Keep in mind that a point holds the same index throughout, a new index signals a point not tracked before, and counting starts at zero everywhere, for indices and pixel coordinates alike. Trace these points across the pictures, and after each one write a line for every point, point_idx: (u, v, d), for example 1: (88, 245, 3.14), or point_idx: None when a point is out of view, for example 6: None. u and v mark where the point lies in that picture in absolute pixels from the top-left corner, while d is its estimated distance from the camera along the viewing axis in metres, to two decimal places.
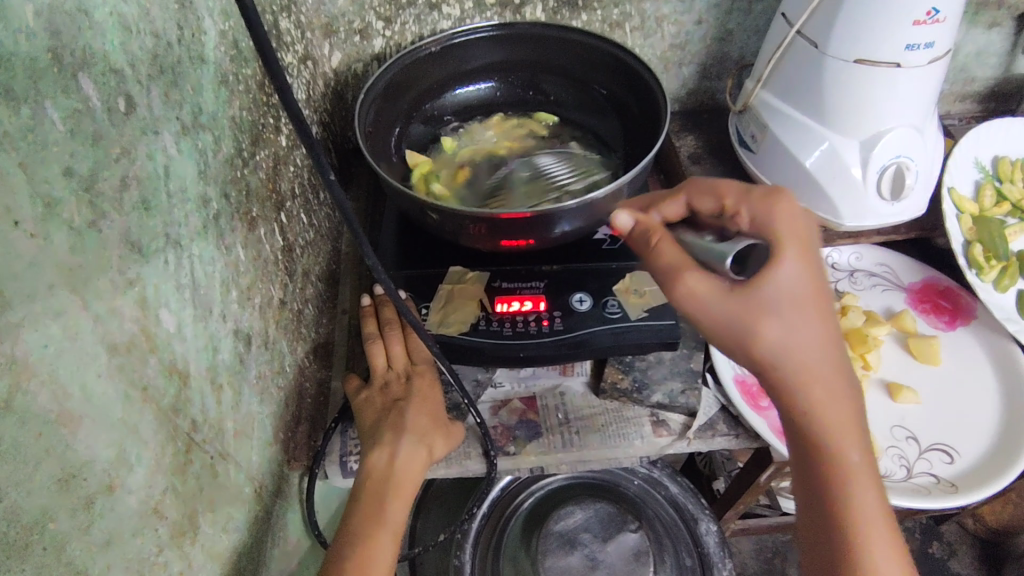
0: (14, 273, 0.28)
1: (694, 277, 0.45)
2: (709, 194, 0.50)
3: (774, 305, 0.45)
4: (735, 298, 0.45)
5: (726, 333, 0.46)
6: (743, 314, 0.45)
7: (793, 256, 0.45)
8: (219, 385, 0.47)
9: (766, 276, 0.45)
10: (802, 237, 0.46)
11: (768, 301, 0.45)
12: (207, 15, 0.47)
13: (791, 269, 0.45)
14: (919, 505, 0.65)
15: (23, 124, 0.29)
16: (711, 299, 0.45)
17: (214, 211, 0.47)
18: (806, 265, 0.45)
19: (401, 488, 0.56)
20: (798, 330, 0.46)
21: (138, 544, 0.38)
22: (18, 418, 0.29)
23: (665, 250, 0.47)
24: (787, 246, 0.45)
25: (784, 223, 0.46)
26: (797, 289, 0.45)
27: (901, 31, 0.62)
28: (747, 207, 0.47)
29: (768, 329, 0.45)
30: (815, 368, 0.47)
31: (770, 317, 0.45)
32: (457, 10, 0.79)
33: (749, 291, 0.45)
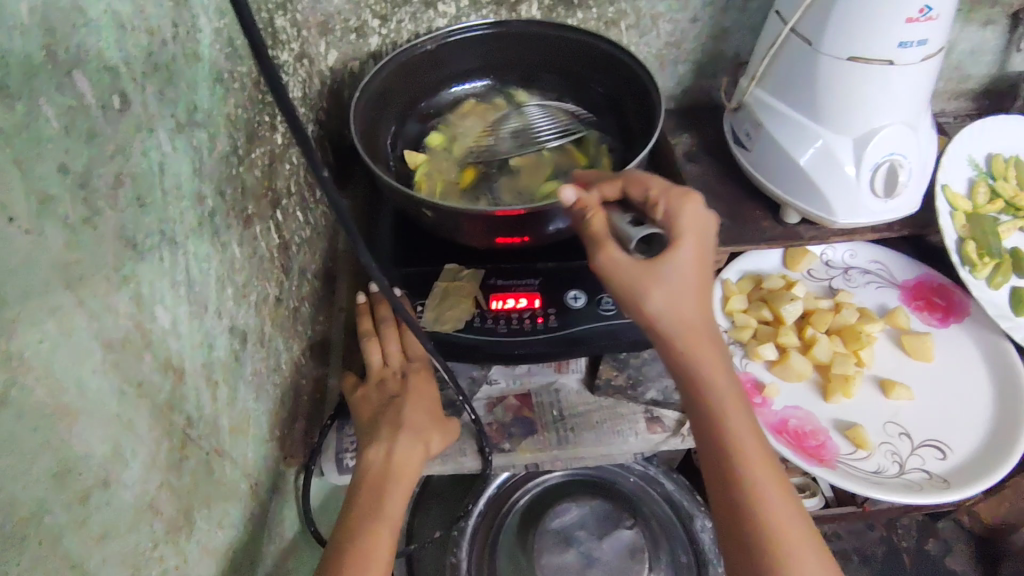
0: (10, 269, 0.29)
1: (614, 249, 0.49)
2: (638, 184, 0.52)
3: (670, 282, 0.49)
4: (639, 269, 0.48)
5: (628, 301, 0.50)
6: (642, 286, 0.48)
7: (691, 240, 0.49)
8: (215, 381, 0.48)
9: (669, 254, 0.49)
10: (704, 229, 0.50)
11: (667, 276, 0.49)
12: (202, 13, 0.47)
13: (688, 250, 0.49)
14: (910, 500, 0.66)
15: (19, 120, 0.29)
16: (623, 269, 0.49)
17: (210, 208, 0.47)
18: (700, 252, 0.49)
19: (398, 484, 0.56)
20: (691, 307, 0.49)
21: (134, 539, 0.39)
22: (13, 412, 0.29)
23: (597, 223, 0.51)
24: (689, 233, 0.49)
25: (687, 218, 0.49)
26: (689, 270, 0.49)
27: (894, 29, 0.62)
28: (666, 200, 0.50)
29: (662, 303, 0.49)
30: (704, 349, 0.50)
31: (666, 290, 0.49)
32: (453, 8, 0.79)
33: (652, 265, 0.48)
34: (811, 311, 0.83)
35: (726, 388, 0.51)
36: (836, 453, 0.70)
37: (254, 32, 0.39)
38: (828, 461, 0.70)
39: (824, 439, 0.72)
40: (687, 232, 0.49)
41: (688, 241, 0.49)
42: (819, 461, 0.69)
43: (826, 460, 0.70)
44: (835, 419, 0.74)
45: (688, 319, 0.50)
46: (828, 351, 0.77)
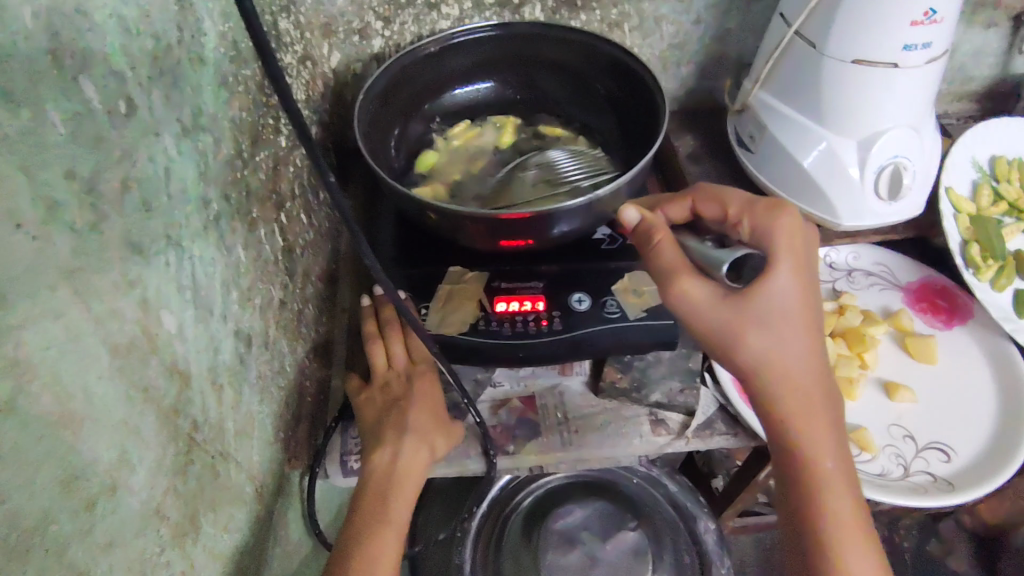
0: (15, 275, 0.29)
1: (692, 278, 0.51)
2: (713, 203, 0.56)
3: (766, 309, 0.50)
4: (730, 301, 0.50)
5: (717, 334, 0.51)
6: (734, 319, 0.50)
7: (787, 264, 0.50)
8: (220, 385, 0.48)
9: (762, 283, 0.50)
10: (798, 251, 0.51)
11: (761, 305, 0.50)
12: (207, 17, 0.47)
13: (786, 276, 0.50)
14: (915, 502, 0.66)
15: (24, 126, 0.29)
16: (704, 303, 0.51)
17: (214, 212, 0.47)
18: (799, 276, 0.51)
19: (403, 487, 0.56)
20: (783, 333, 0.51)
21: (141, 544, 0.38)
22: (19, 420, 0.29)
23: (666, 250, 0.53)
24: (783, 255, 0.51)
25: (784, 234, 0.51)
26: (786, 298, 0.50)
27: (898, 31, 0.62)
28: (750, 219, 0.53)
29: (757, 337, 0.51)
30: (798, 379, 0.53)
31: (756, 323, 0.51)
32: (456, 10, 0.79)
33: (744, 294, 0.50)
34: None
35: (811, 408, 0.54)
36: None
37: (259, 33, 0.39)
38: None
39: None
40: (781, 253, 0.51)
41: (785, 265, 0.50)
42: None
43: None
44: None
45: (779, 346, 0.52)
46: (833, 354, 0.77)
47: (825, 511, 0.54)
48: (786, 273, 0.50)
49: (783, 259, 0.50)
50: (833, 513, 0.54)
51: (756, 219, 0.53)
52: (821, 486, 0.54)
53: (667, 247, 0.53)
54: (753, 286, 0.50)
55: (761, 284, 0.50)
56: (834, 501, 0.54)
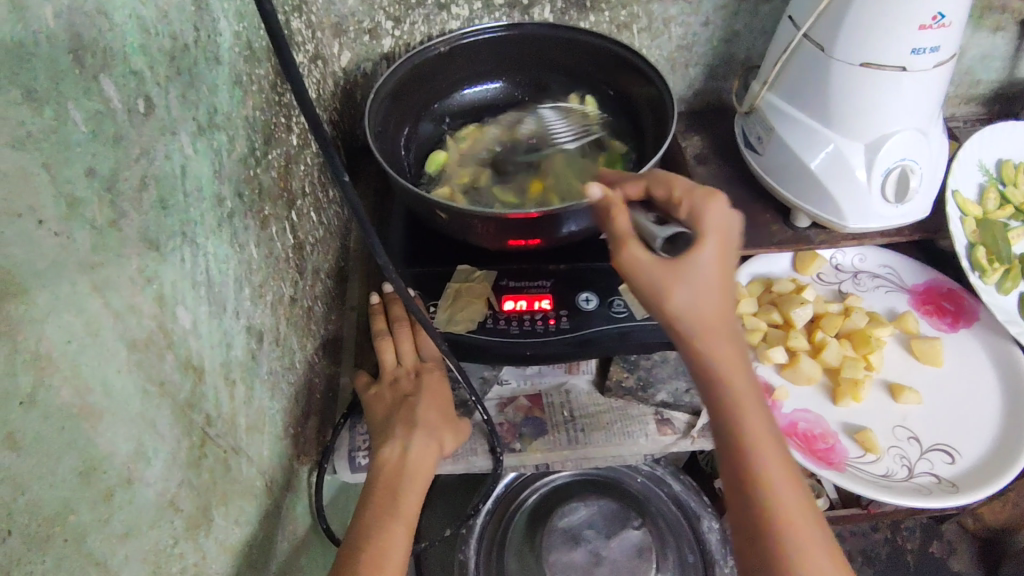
0: (38, 271, 0.29)
1: (633, 243, 0.49)
2: (663, 184, 0.52)
3: (693, 279, 0.48)
4: (661, 267, 0.48)
5: (651, 302, 0.49)
6: (663, 282, 0.48)
7: (713, 238, 0.48)
8: (232, 380, 0.48)
9: (689, 253, 0.48)
10: (729, 230, 0.49)
11: (688, 275, 0.48)
12: (222, 17, 0.47)
13: (710, 250, 0.48)
14: (919, 504, 0.66)
15: (48, 124, 0.30)
16: (642, 266, 0.48)
17: (228, 209, 0.47)
18: (723, 251, 0.48)
19: (413, 483, 0.57)
20: (712, 306, 0.49)
21: (155, 536, 0.39)
22: (41, 412, 0.30)
23: (620, 218, 0.50)
24: (712, 232, 0.48)
25: (714, 216, 0.49)
26: (709, 271, 0.48)
27: (906, 35, 0.62)
28: (688, 200, 0.50)
29: (684, 306, 0.48)
30: (727, 351, 0.50)
31: (686, 292, 0.48)
32: (466, 10, 0.80)
33: (674, 263, 0.48)
34: (821, 314, 0.83)
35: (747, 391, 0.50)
36: (845, 456, 0.71)
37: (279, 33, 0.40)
38: (837, 464, 0.70)
39: (833, 442, 0.72)
40: (709, 230, 0.48)
41: (711, 239, 0.48)
42: (828, 465, 0.70)
43: (835, 463, 0.70)
44: (843, 423, 0.74)
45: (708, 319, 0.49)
46: (838, 355, 0.78)
47: (768, 503, 0.50)
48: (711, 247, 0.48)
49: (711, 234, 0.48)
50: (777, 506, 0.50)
51: (691, 200, 0.50)
52: (763, 473, 0.50)
53: (622, 216, 0.50)
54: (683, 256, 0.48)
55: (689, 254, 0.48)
56: (774, 493, 0.50)
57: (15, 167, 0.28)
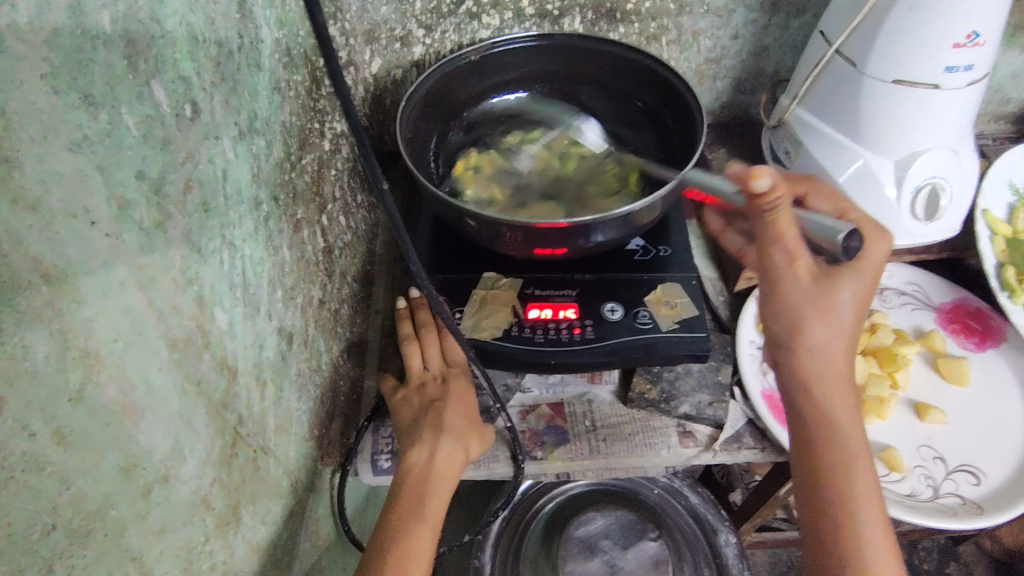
0: (89, 270, 0.30)
1: (804, 257, 0.55)
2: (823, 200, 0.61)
3: (833, 311, 0.55)
4: (819, 289, 0.55)
5: (792, 320, 0.56)
6: (809, 305, 0.55)
7: (869, 272, 0.56)
8: (264, 381, 0.49)
9: (846, 282, 0.55)
10: (880, 268, 0.56)
11: (836, 300, 0.55)
12: (265, 24, 0.48)
13: (858, 285, 0.55)
14: (945, 526, 0.65)
15: (102, 128, 0.30)
16: (800, 281, 0.55)
17: (265, 212, 0.48)
18: (867, 289, 0.56)
19: (438, 485, 0.57)
20: (835, 339, 0.56)
21: (188, 533, 0.40)
22: (88, 408, 0.31)
23: (784, 222, 0.54)
24: (865, 268, 0.56)
25: (871, 252, 0.56)
26: (850, 304, 0.55)
27: (941, 54, 0.62)
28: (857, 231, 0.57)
29: (819, 331, 0.55)
30: (842, 383, 0.56)
31: (828, 317, 0.55)
32: (497, 20, 0.81)
33: (829, 286, 0.55)
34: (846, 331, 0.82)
35: (847, 417, 0.56)
36: None
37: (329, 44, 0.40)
38: None
39: None
40: (865, 264, 0.56)
41: (868, 271, 0.56)
42: None
43: None
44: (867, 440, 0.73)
45: (833, 347, 0.56)
46: (864, 372, 0.77)
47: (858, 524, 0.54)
48: (863, 279, 0.56)
49: (870, 267, 0.56)
50: (867, 528, 0.54)
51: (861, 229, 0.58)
52: (853, 497, 0.55)
53: (783, 219, 0.54)
54: (840, 281, 0.55)
55: (846, 282, 0.55)
56: (866, 514, 0.55)
57: (72, 169, 0.29)
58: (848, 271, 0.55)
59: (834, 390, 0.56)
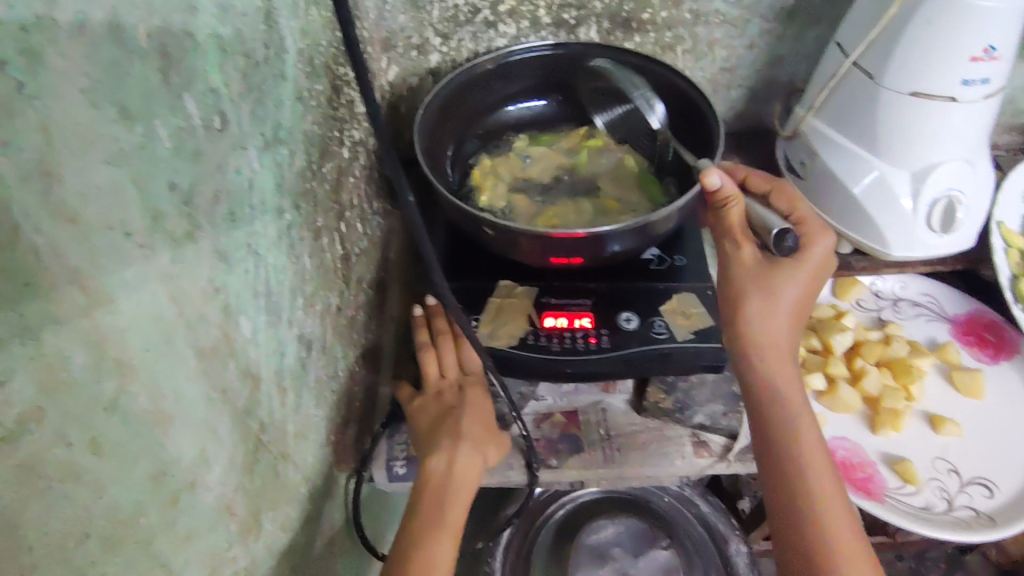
0: (124, 282, 0.30)
1: (749, 245, 0.61)
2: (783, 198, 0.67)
3: (772, 292, 0.61)
4: (762, 274, 0.61)
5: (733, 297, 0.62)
6: (752, 285, 0.61)
7: (809, 267, 0.62)
8: (284, 388, 0.50)
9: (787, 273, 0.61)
10: (816, 260, 0.62)
11: (778, 286, 0.61)
12: (289, 35, 0.49)
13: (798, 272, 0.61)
14: (958, 539, 0.65)
15: (138, 141, 0.31)
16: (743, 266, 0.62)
17: (287, 221, 0.49)
18: (807, 277, 0.62)
19: (455, 501, 0.58)
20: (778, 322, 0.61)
21: (212, 540, 0.40)
22: (121, 418, 0.31)
23: (735, 214, 0.60)
24: (806, 259, 0.62)
25: (813, 245, 0.62)
26: (792, 289, 0.61)
27: (957, 67, 0.63)
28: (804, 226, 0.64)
29: (756, 309, 0.61)
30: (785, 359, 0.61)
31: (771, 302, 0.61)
32: (513, 29, 0.81)
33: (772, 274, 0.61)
34: (861, 342, 0.82)
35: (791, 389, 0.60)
36: (883, 486, 0.70)
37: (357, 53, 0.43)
38: (876, 495, 0.69)
39: (872, 472, 0.71)
40: (803, 256, 0.62)
41: (808, 266, 0.62)
42: (867, 494, 0.69)
43: (874, 493, 0.69)
44: (881, 452, 0.73)
45: (776, 330, 0.61)
46: (878, 384, 0.77)
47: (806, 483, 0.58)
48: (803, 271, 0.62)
49: (810, 260, 0.62)
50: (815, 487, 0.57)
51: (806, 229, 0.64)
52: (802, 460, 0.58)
53: (738, 211, 0.60)
54: (782, 268, 0.61)
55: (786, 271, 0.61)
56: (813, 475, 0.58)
57: (109, 182, 0.29)
58: (791, 262, 0.61)
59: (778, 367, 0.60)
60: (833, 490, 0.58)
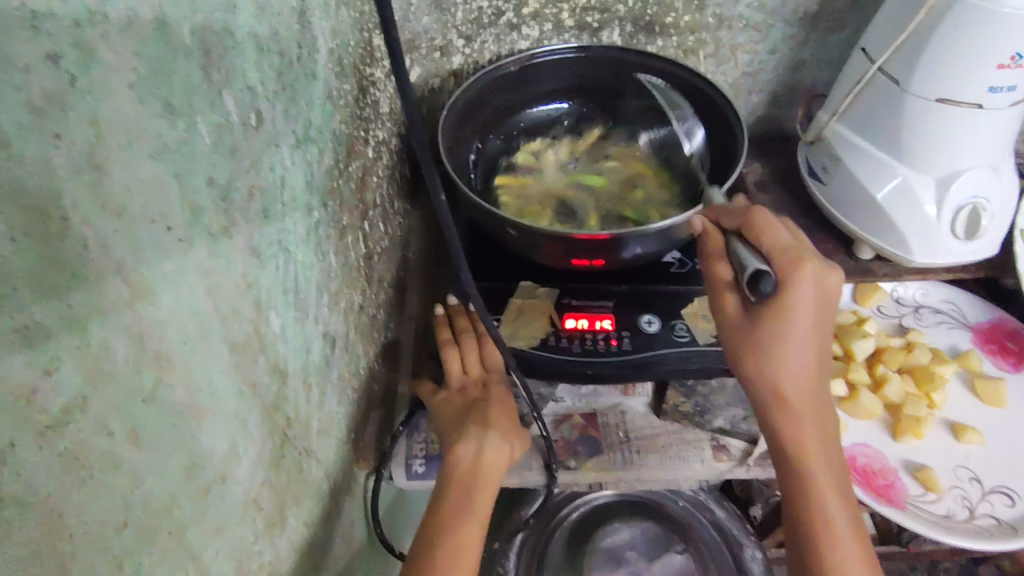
0: (164, 274, 0.31)
1: (732, 293, 0.55)
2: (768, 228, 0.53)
3: (765, 352, 0.52)
4: (741, 328, 0.54)
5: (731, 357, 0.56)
6: (741, 347, 0.54)
7: (796, 315, 0.51)
8: (309, 384, 0.50)
9: (770, 324, 0.52)
10: (801, 302, 0.51)
11: (766, 343, 0.52)
12: (321, 35, 0.49)
13: (786, 323, 0.51)
14: (980, 548, 0.65)
15: (180, 136, 0.31)
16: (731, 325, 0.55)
17: (316, 219, 0.49)
18: (803, 325, 0.51)
19: (488, 483, 0.58)
20: (783, 380, 0.53)
21: (240, 533, 0.41)
22: (158, 409, 0.31)
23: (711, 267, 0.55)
24: (789, 307, 0.51)
25: (796, 288, 0.51)
26: (785, 343, 0.52)
27: (984, 74, 0.62)
28: (781, 265, 0.52)
29: (753, 369, 0.54)
30: (799, 408, 0.54)
31: (764, 359, 0.53)
32: (536, 31, 0.82)
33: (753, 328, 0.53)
34: (882, 348, 0.82)
35: (807, 440, 0.55)
36: (904, 492, 0.70)
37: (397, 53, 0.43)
38: (897, 502, 0.69)
39: (893, 479, 0.71)
40: (785, 303, 0.51)
41: (794, 312, 0.51)
42: (888, 501, 0.69)
43: (895, 500, 0.69)
44: (902, 459, 0.73)
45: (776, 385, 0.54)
46: (900, 391, 0.77)
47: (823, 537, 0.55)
48: (790, 319, 0.51)
49: (799, 307, 0.51)
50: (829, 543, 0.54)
51: (782, 265, 0.52)
52: (818, 512, 0.55)
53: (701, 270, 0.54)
54: (765, 323, 0.52)
55: (770, 322, 0.52)
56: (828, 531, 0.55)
57: (153, 176, 0.29)
58: (771, 311, 0.52)
59: (785, 427, 0.55)
60: (850, 541, 0.54)
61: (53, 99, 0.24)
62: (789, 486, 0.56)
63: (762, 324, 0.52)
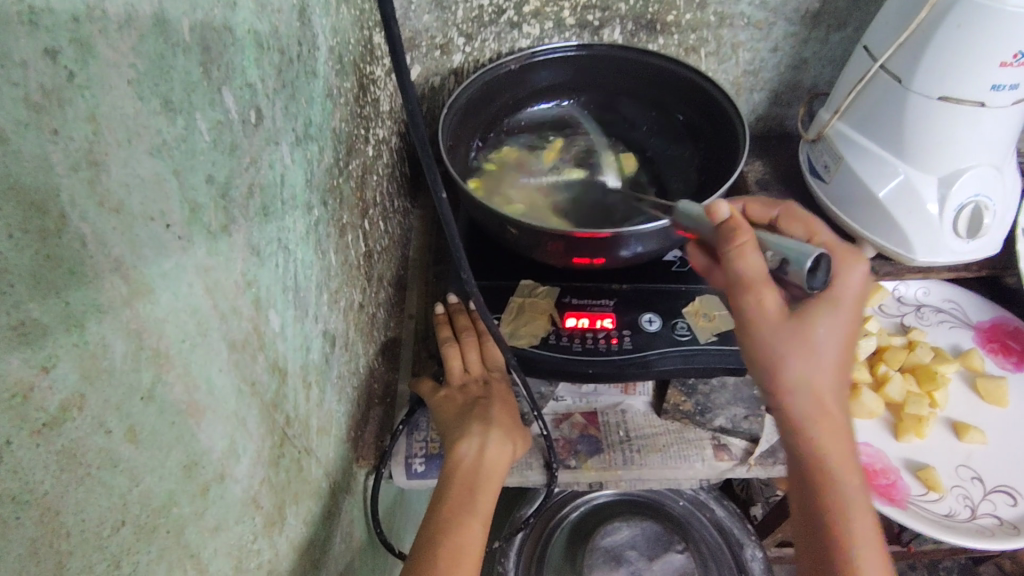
0: (163, 272, 0.31)
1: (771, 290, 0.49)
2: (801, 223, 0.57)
3: (813, 347, 0.50)
4: (791, 326, 0.49)
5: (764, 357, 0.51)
6: (788, 343, 0.49)
7: (843, 307, 0.50)
8: (309, 383, 0.50)
9: (823, 320, 0.50)
10: (850, 295, 0.51)
11: (815, 338, 0.49)
12: (321, 32, 0.49)
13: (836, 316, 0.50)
14: (982, 547, 0.65)
15: (179, 133, 0.31)
16: (770, 321, 0.49)
17: (315, 217, 0.49)
18: (849, 320, 0.51)
19: (489, 481, 0.58)
20: (822, 378, 0.51)
21: (239, 531, 0.40)
22: (157, 407, 0.31)
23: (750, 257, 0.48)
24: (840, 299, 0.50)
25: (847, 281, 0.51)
26: (834, 338, 0.50)
27: (987, 71, 0.62)
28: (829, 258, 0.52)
29: (797, 366, 0.50)
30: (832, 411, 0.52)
31: (809, 354, 0.50)
32: (537, 29, 0.81)
33: (805, 324, 0.49)
34: (883, 348, 0.82)
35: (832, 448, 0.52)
36: (905, 492, 0.69)
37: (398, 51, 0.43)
38: (899, 501, 0.68)
39: (895, 479, 0.71)
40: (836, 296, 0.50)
41: (843, 305, 0.50)
42: (890, 500, 0.68)
43: (897, 500, 0.69)
44: (904, 458, 0.73)
45: (818, 388, 0.51)
46: (902, 390, 0.77)
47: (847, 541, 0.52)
48: (839, 312, 0.50)
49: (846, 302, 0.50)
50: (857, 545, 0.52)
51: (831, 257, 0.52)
52: (841, 514, 0.52)
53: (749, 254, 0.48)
54: (815, 315, 0.50)
55: (821, 315, 0.50)
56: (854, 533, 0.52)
57: (152, 173, 0.29)
58: (823, 302, 0.50)
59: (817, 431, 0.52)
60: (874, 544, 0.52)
61: (51, 95, 0.24)
62: (811, 492, 0.53)
63: (813, 316, 0.50)
